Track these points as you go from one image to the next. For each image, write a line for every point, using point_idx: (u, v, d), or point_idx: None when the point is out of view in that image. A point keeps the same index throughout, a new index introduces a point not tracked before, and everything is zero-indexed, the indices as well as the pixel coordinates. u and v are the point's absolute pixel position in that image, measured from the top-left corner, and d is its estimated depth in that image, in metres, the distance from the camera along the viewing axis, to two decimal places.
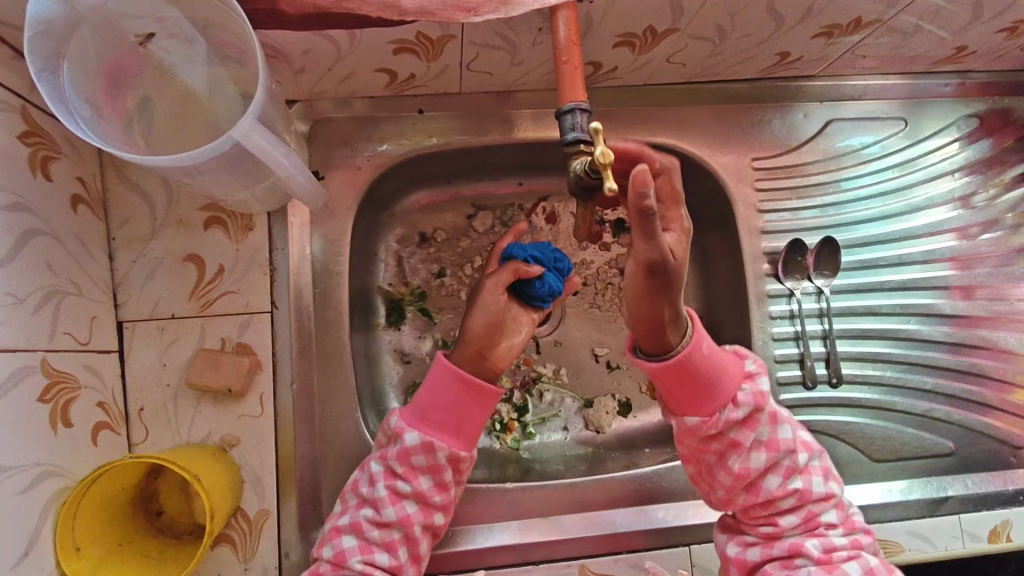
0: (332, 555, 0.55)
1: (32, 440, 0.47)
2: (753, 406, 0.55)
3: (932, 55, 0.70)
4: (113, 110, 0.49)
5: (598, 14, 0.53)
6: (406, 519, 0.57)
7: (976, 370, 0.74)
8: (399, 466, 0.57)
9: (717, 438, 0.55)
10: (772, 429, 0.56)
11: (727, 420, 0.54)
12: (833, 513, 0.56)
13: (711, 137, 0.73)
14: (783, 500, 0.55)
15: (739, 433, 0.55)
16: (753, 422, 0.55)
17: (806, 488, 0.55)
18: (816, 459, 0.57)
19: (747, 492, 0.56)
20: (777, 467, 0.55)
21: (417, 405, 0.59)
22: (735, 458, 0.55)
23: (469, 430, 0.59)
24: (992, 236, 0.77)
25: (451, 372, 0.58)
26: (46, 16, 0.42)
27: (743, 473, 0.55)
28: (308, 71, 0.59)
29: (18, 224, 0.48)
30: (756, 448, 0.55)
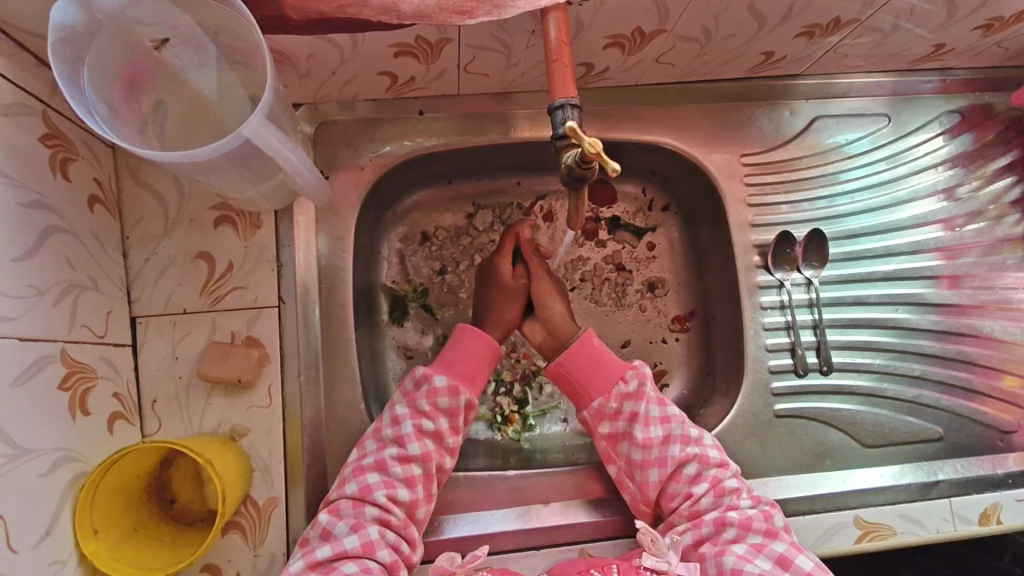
0: (357, 490, 0.60)
1: (54, 427, 0.49)
2: (641, 381, 0.66)
3: (912, 53, 0.72)
4: (129, 112, 0.52)
5: (588, 16, 0.56)
6: (427, 454, 0.63)
7: (963, 357, 0.76)
8: (425, 405, 0.64)
9: (618, 415, 0.66)
10: (661, 408, 0.66)
11: (621, 394, 0.66)
12: (732, 480, 0.63)
13: (702, 135, 0.75)
14: (687, 468, 0.63)
15: (635, 405, 0.65)
16: (643, 395, 0.66)
17: (703, 453, 0.64)
18: (708, 438, 0.66)
19: (660, 468, 0.64)
20: (674, 438, 0.65)
21: (444, 358, 0.67)
22: (639, 429, 0.65)
23: (481, 380, 0.67)
24: (977, 227, 0.79)
25: (473, 331, 0.68)
26: (69, 23, 0.44)
27: (647, 443, 0.64)
28: (313, 75, 0.62)
29: (40, 221, 0.51)
30: (651, 421, 0.65)
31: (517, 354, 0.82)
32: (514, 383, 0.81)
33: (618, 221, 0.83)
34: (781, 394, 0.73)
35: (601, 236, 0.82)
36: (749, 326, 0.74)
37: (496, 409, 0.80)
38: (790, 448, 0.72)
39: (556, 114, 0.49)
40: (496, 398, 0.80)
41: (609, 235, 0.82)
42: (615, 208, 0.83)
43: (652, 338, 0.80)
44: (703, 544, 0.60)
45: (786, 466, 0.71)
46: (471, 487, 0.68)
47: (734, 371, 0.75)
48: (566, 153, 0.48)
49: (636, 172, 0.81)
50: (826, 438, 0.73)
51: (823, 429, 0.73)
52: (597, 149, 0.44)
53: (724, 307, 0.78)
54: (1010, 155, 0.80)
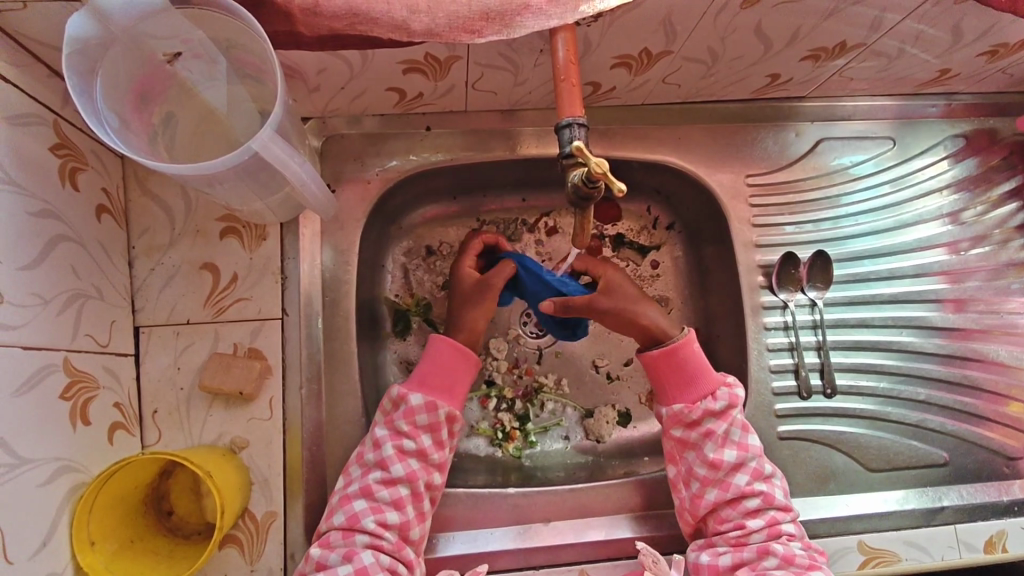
0: (345, 520, 0.59)
1: (57, 436, 0.49)
2: (730, 403, 0.65)
3: (918, 77, 0.73)
4: (140, 124, 0.52)
5: (595, 38, 0.57)
6: (412, 474, 0.62)
7: (968, 382, 0.76)
8: (403, 425, 0.63)
9: (695, 426, 0.65)
10: (744, 434, 0.64)
11: (706, 409, 0.64)
12: (790, 524, 0.62)
13: (707, 155, 0.76)
14: (750, 500, 0.62)
15: (716, 422, 0.64)
16: (729, 416, 0.64)
17: (769, 492, 0.62)
18: (778, 478, 0.64)
19: (719, 488, 0.63)
20: (746, 467, 0.63)
21: (416, 375, 0.67)
22: (712, 446, 0.63)
23: (460, 391, 0.67)
24: (982, 251, 0.79)
25: (448, 343, 0.67)
26: (83, 36, 0.45)
27: (716, 462, 0.63)
28: (322, 89, 0.62)
29: (47, 230, 0.51)
30: (728, 443, 0.64)
31: (520, 371, 0.82)
32: (516, 399, 0.81)
33: (623, 239, 0.82)
34: (784, 416, 0.73)
35: (605, 253, 0.82)
36: (753, 347, 0.74)
37: (498, 425, 0.80)
38: (793, 470, 0.71)
39: (563, 133, 0.49)
40: (498, 414, 0.80)
41: (614, 252, 0.82)
42: (620, 226, 0.83)
43: None
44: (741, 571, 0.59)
45: (790, 489, 0.70)
46: (471, 504, 0.67)
47: None
48: (572, 172, 0.48)
49: (642, 191, 0.81)
50: (829, 461, 0.72)
51: (826, 452, 0.72)
52: (604, 168, 0.44)
53: (727, 327, 0.78)
54: (1015, 180, 0.80)
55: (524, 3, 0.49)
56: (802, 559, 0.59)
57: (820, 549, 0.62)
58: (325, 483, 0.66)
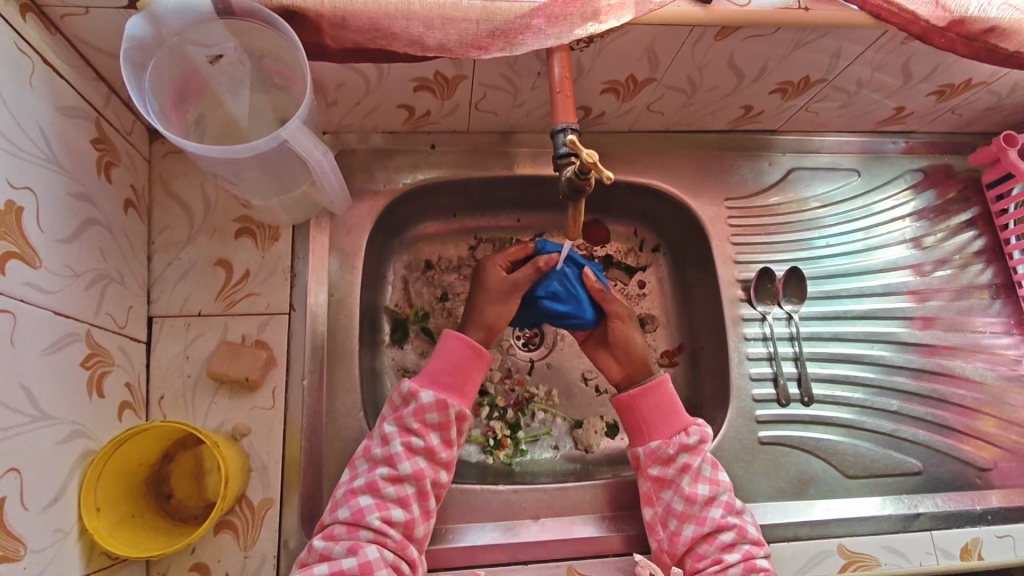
0: (350, 514, 0.60)
1: (75, 400, 0.52)
2: (703, 438, 0.68)
3: (876, 115, 0.81)
4: (176, 121, 0.58)
5: (587, 62, 0.64)
6: (419, 472, 0.63)
7: (937, 395, 0.80)
8: (414, 422, 0.65)
9: (670, 462, 0.67)
10: (714, 470, 0.67)
11: (680, 444, 0.68)
12: (764, 560, 0.63)
13: (688, 179, 0.82)
14: (724, 533, 0.64)
15: (690, 458, 0.67)
16: (701, 450, 0.68)
17: (742, 526, 0.64)
18: (749, 515, 0.67)
19: (696, 524, 0.64)
20: (718, 501, 0.65)
21: (428, 371, 0.69)
22: (687, 481, 0.66)
23: (470, 391, 0.70)
24: (944, 274, 0.85)
25: (462, 342, 0.70)
26: (138, 35, 0.51)
27: (692, 496, 0.65)
28: (339, 104, 0.69)
29: (82, 211, 0.55)
30: (701, 478, 0.66)
31: (512, 381, 0.85)
32: (508, 408, 0.84)
33: (611, 259, 0.88)
34: (764, 422, 0.76)
35: None
36: (733, 355, 0.78)
37: (489, 433, 0.82)
38: (774, 475, 0.74)
39: (557, 137, 0.55)
40: (490, 422, 0.83)
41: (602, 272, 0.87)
42: (609, 248, 0.89)
43: None
44: None
45: (772, 493, 0.73)
46: (463, 500, 0.69)
47: (720, 400, 0.78)
48: (566, 169, 0.54)
49: (629, 213, 0.88)
50: (808, 467, 0.75)
51: (806, 457, 0.75)
52: (594, 159, 0.50)
53: (710, 340, 0.82)
54: (971, 211, 0.87)
55: (527, 24, 0.56)
56: None
57: None
58: (322, 474, 0.68)
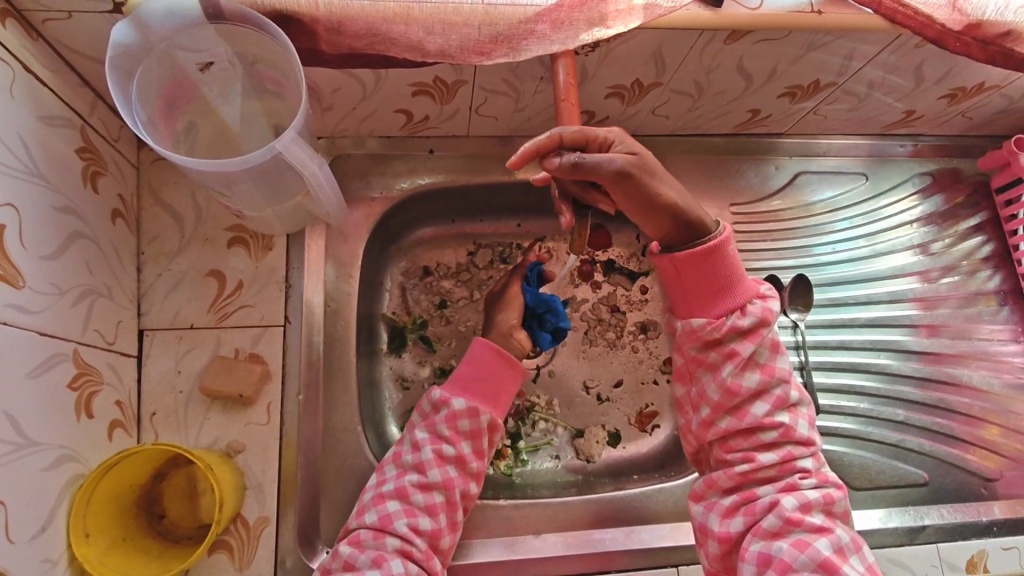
0: (377, 520, 0.59)
1: (61, 424, 0.50)
2: (760, 319, 0.58)
3: (885, 119, 0.79)
4: (165, 129, 0.55)
5: (592, 67, 0.62)
6: (448, 482, 0.62)
7: (943, 404, 0.79)
8: (445, 430, 0.63)
9: (715, 345, 0.59)
10: (770, 355, 0.58)
11: (731, 326, 0.58)
12: (810, 461, 0.58)
13: (693, 184, 0.80)
14: (766, 432, 0.58)
15: (740, 343, 0.58)
16: (758, 335, 0.58)
17: (789, 424, 0.58)
18: (802, 406, 0.60)
19: (734, 416, 0.58)
20: (767, 395, 0.58)
21: (457, 378, 0.67)
22: (732, 372, 0.58)
23: (504, 401, 0.67)
24: (951, 281, 0.83)
25: (491, 349, 0.68)
26: (124, 42, 0.48)
27: (733, 389, 0.58)
28: (334, 109, 0.66)
29: (67, 226, 0.53)
30: (752, 367, 0.58)
31: None
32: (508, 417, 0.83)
33: (612, 264, 0.88)
34: None
35: (596, 278, 0.88)
36: None
37: None
38: None
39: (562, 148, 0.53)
40: None
41: (604, 277, 0.88)
42: (610, 253, 0.89)
43: (644, 379, 0.86)
44: (751, 527, 0.55)
45: None
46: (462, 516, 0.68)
47: None
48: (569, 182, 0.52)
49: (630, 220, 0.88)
50: None
51: None
52: None
53: None
54: (978, 217, 0.85)
55: (531, 29, 0.53)
56: (816, 506, 0.55)
57: (839, 485, 0.58)
58: (320, 491, 0.66)
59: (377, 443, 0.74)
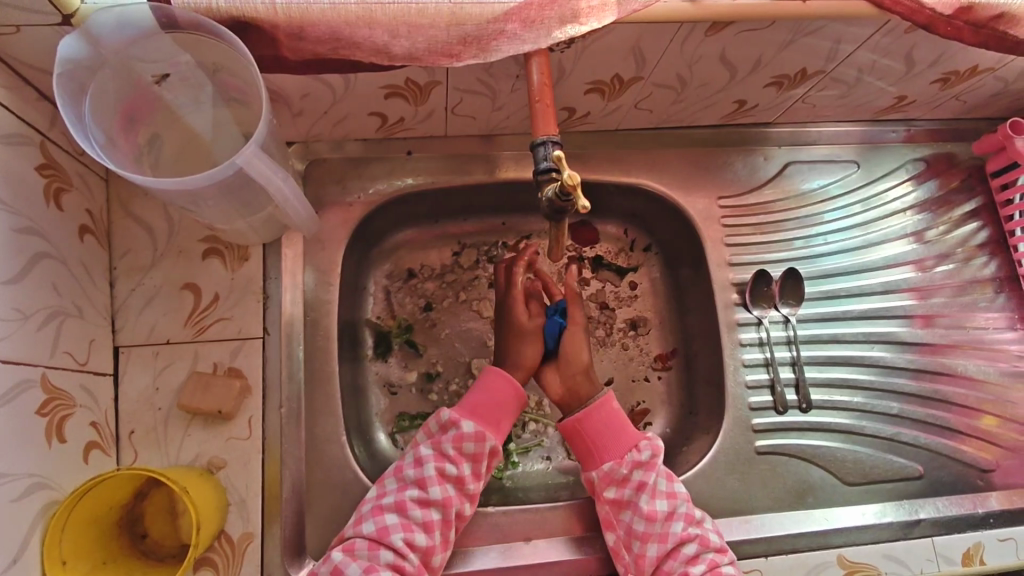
0: (374, 530, 0.59)
1: (30, 452, 0.49)
2: (653, 451, 0.67)
3: (876, 105, 0.77)
4: (126, 144, 0.53)
5: (569, 64, 0.59)
6: (447, 500, 0.62)
7: (939, 396, 0.78)
8: (450, 449, 0.64)
9: (626, 482, 0.66)
10: (671, 484, 0.66)
11: (633, 462, 0.66)
12: (731, 566, 0.62)
13: (680, 178, 0.79)
14: (687, 546, 0.62)
15: (644, 474, 0.66)
16: (655, 465, 0.66)
17: (704, 534, 0.63)
18: (710, 522, 0.65)
19: (659, 545, 0.63)
20: (678, 515, 0.64)
21: (467, 402, 0.67)
22: (644, 499, 0.65)
23: (506, 427, 0.67)
24: (946, 269, 0.82)
25: (501, 375, 0.68)
26: (74, 57, 0.46)
27: (651, 515, 0.64)
28: (306, 114, 0.65)
29: (30, 247, 0.52)
30: (658, 493, 0.65)
31: None
32: None
33: (600, 260, 0.85)
34: (761, 430, 0.74)
35: (585, 274, 0.84)
36: (729, 362, 0.76)
37: None
38: (771, 485, 0.72)
39: (538, 150, 0.51)
40: None
41: (592, 274, 0.84)
42: (598, 249, 0.85)
43: (635, 377, 0.82)
44: None
45: (769, 504, 0.71)
46: None
47: (716, 409, 0.76)
48: (546, 188, 0.50)
49: (617, 213, 0.84)
50: (807, 476, 0.73)
51: (804, 466, 0.73)
52: (575, 182, 0.46)
53: (704, 345, 0.80)
54: (974, 202, 0.83)
55: (500, 29, 0.51)
56: None
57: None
58: (305, 502, 0.66)
59: (363, 450, 0.73)
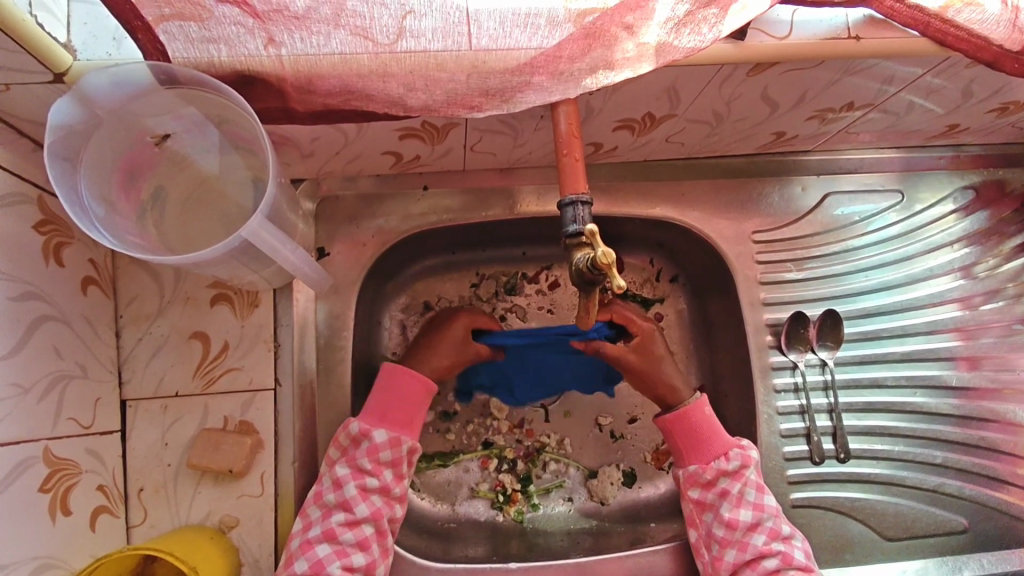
0: (309, 568, 0.56)
1: (31, 534, 0.47)
2: (741, 462, 0.65)
3: (926, 131, 0.71)
4: (127, 203, 0.50)
5: (598, 105, 0.55)
6: (376, 513, 0.60)
7: (985, 443, 0.73)
8: (367, 463, 0.61)
9: (711, 487, 0.65)
10: (759, 495, 0.64)
11: (718, 469, 0.65)
12: None
13: (711, 210, 0.74)
14: (768, 560, 0.61)
15: (730, 483, 0.64)
16: (742, 476, 0.64)
17: (787, 551, 0.61)
18: (799, 540, 0.63)
19: (737, 551, 0.62)
20: (761, 527, 0.62)
21: (373, 408, 0.64)
22: (728, 506, 0.63)
23: (419, 423, 0.65)
24: (994, 306, 0.77)
25: (404, 372, 0.65)
26: (66, 122, 0.43)
27: (732, 522, 0.63)
28: (316, 155, 0.61)
29: (29, 312, 0.49)
30: (743, 503, 0.63)
31: (520, 433, 0.79)
32: (517, 459, 0.78)
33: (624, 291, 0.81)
34: (797, 482, 0.70)
35: None
36: (763, 410, 0.72)
37: (499, 488, 0.77)
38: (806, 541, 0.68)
39: (566, 211, 0.47)
40: (498, 475, 0.78)
41: None
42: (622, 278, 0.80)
43: None
44: None
45: None
46: None
47: None
48: (575, 254, 0.46)
49: (644, 244, 0.79)
50: (844, 530, 0.70)
51: (841, 520, 0.70)
52: (610, 260, 0.42)
53: (734, 387, 0.76)
54: None
55: (526, 81, 0.47)
56: None
57: None
58: None
59: None
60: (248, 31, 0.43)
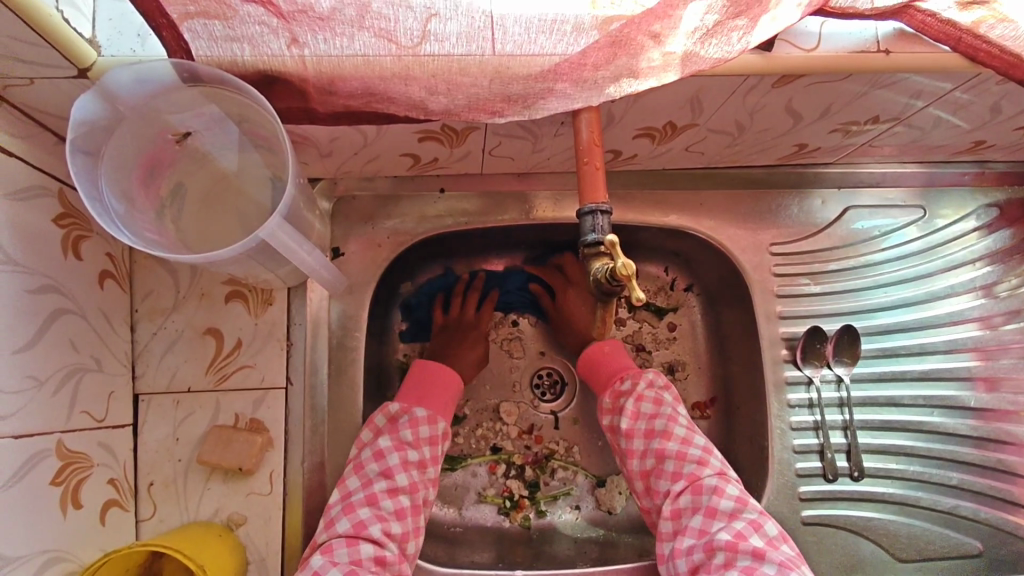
0: (350, 527, 0.57)
1: (42, 528, 0.47)
2: (635, 380, 0.68)
3: (951, 147, 0.70)
4: (147, 199, 0.50)
5: (619, 112, 0.54)
6: (414, 486, 0.62)
7: (1003, 466, 0.72)
8: (408, 436, 0.63)
9: (614, 409, 0.68)
10: (655, 406, 0.65)
11: (615, 391, 0.68)
12: (717, 480, 0.60)
13: (729, 221, 0.73)
14: (667, 463, 0.62)
15: (626, 400, 0.67)
16: (635, 392, 0.67)
17: (683, 451, 0.62)
18: (700, 440, 0.63)
19: (640, 461, 0.64)
20: (656, 435, 0.64)
21: (411, 393, 0.68)
22: (625, 422, 0.65)
23: (451, 406, 0.68)
24: (1016, 326, 0.75)
25: (435, 363, 0.69)
26: (89, 118, 0.44)
27: (630, 434, 0.65)
28: (335, 155, 0.61)
29: (47, 305, 0.49)
30: (640, 415, 0.65)
31: (530, 438, 0.79)
32: (526, 466, 0.78)
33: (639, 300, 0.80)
34: (810, 499, 0.69)
35: (621, 315, 0.80)
36: (776, 425, 0.71)
37: (506, 493, 0.77)
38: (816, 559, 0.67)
39: (584, 220, 0.47)
40: (506, 481, 0.77)
41: (630, 314, 0.80)
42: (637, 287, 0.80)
43: None
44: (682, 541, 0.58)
45: None
46: None
47: (759, 472, 0.71)
48: (594, 264, 0.47)
49: (660, 253, 0.79)
50: (856, 550, 0.69)
51: (853, 539, 0.69)
52: (630, 271, 0.42)
53: (747, 401, 0.75)
54: None
55: (549, 88, 0.47)
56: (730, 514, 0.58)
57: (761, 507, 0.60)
58: None
59: None
60: (271, 31, 0.43)
